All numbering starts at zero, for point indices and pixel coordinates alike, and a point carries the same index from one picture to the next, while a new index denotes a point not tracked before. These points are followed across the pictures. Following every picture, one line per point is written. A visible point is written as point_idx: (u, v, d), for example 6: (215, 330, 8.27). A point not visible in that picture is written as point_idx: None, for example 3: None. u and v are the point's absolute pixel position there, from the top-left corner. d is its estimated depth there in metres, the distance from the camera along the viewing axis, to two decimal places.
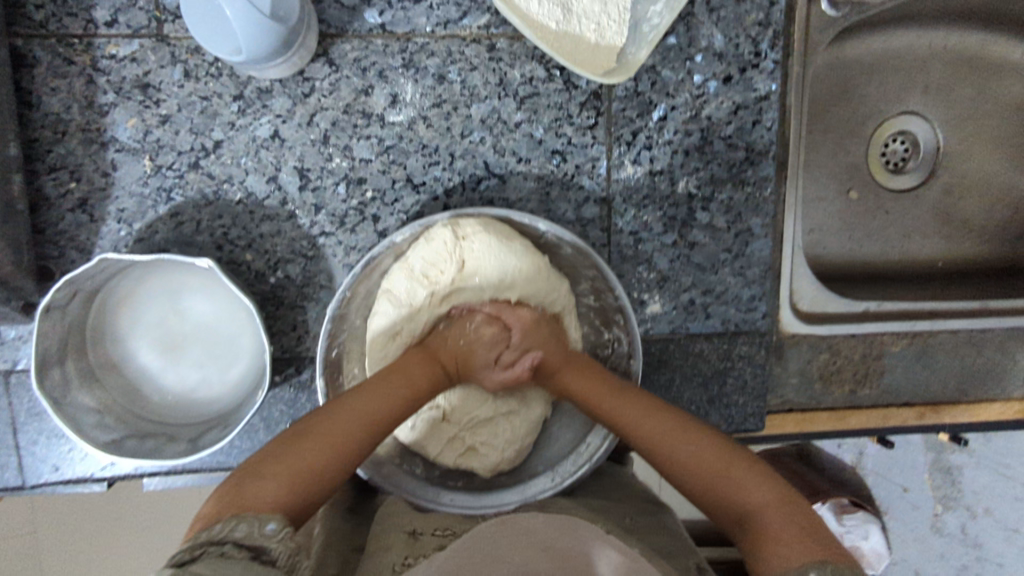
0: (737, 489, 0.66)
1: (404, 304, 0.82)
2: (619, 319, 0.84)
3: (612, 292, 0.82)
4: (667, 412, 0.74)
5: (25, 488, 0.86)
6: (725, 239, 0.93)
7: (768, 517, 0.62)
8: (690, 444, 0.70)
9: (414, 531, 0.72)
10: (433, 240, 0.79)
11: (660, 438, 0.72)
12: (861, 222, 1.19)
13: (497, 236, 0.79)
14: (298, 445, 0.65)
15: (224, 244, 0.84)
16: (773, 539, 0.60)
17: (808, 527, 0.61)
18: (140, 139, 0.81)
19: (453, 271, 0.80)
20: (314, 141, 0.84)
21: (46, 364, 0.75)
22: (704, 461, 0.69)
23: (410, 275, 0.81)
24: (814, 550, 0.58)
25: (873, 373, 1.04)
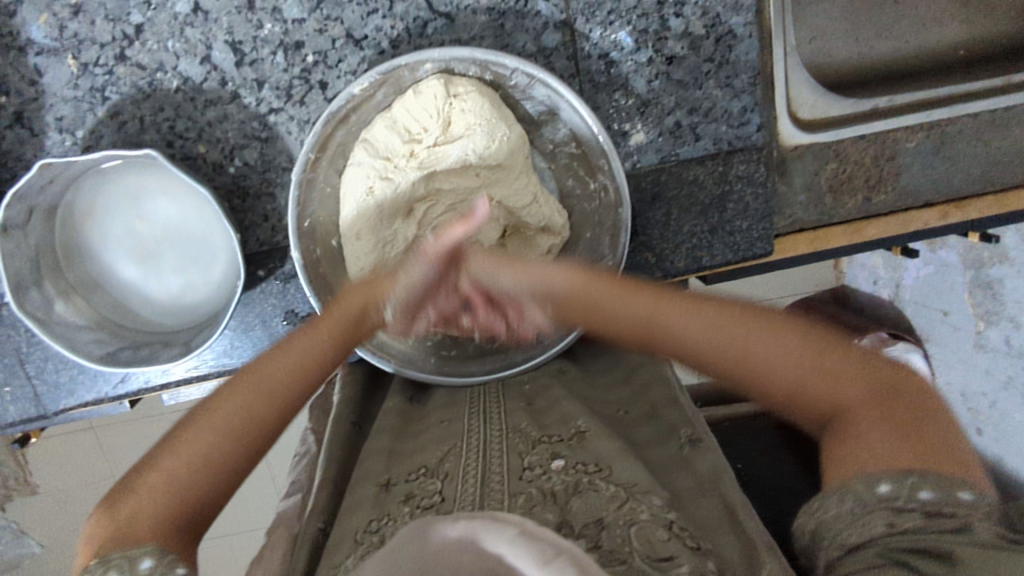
0: (828, 385, 0.54)
1: (380, 155, 0.76)
2: (603, 165, 0.77)
3: (595, 138, 0.76)
4: (737, 303, 0.61)
5: (51, 415, 0.89)
6: (706, 47, 0.84)
7: (862, 414, 0.52)
8: (783, 340, 0.57)
9: (390, 479, 0.66)
10: (422, 92, 0.74)
11: (742, 341, 0.57)
12: (867, 19, 1.07)
13: (473, 95, 0.74)
14: (185, 438, 0.57)
15: (174, 139, 0.80)
16: (856, 439, 0.50)
17: (902, 422, 0.50)
18: (57, 37, 0.76)
19: (438, 132, 0.75)
20: (239, 8, 0.77)
21: (22, 287, 0.74)
22: (799, 355, 0.56)
23: (391, 130, 0.76)
24: (904, 443, 0.48)
25: (889, 176, 0.95)
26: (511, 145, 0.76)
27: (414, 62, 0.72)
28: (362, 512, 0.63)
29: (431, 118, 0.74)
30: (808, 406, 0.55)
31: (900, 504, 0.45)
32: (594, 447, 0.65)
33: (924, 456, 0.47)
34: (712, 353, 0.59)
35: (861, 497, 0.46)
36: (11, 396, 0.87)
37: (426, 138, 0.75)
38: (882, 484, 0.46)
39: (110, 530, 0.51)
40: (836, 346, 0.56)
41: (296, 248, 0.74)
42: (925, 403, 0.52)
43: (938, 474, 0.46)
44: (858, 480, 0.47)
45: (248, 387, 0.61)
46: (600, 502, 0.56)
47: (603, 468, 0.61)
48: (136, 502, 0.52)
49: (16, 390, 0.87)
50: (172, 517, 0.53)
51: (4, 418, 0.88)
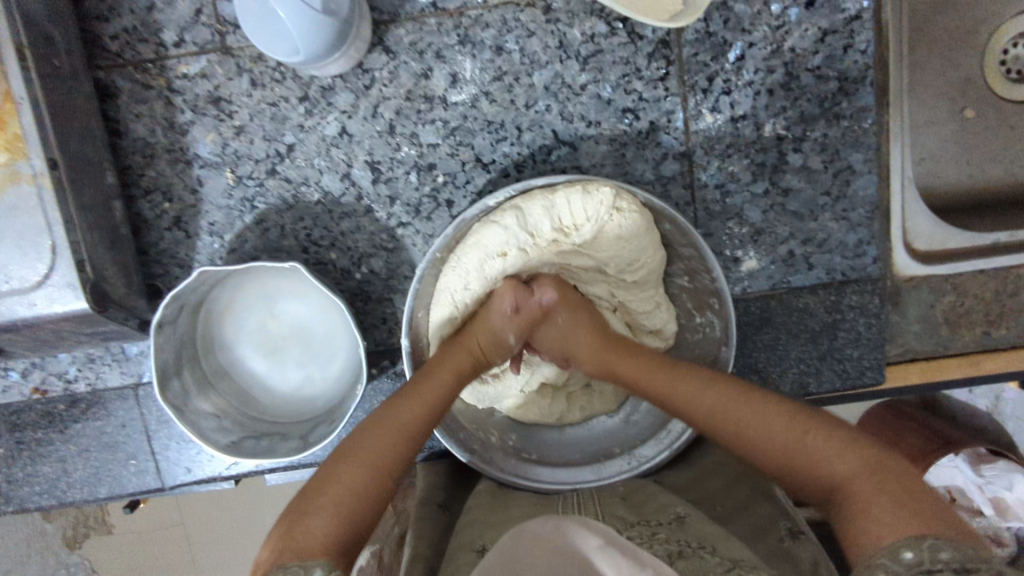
0: (822, 470, 0.60)
1: (527, 228, 0.76)
2: (715, 303, 0.79)
3: (709, 274, 0.78)
4: (743, 390, 0.69)
5: (167, 489, 0.93)
6: (823, 180, 0.85)
7: (860, 491, 0.57)
8: (775, 431, 0.64)
9: (485, 544, 0.69)
10: (594, 194, 0.74)
11: (739, 428, 0.66)
12: (979, 143, 1.07)
13: (634, 215, 0.74)
14: (340, 468, 0.64)
15: (310, 246, 0.86)
16: (859, 510, 0.56)
17: (901, 498, 0.55)
18: (220, 153, 0.84)
19: (589, 234, 0.76)
20: (381, 132, 0.84)
21: (167, 376, 0.80)
22: (791, 443, 0.63)
23: (550, 219, 0.76)
24: (905, 517, 0.53)
25: (1011, 311, 0.92)
26: (651, 263, 0.79)
27: (550, 184, 0.77)
28: (461, 574, 0.64)
29: (586, 223, 0.75)
30: (814, 482, 0.61)
31: (927, 566, 0.49)
32: (695, 531, 0.69)
33: (926, 525, 0.52)
34: (730, 424, 0.67)
35: (892, 568, 0.50)
36: (136, 467, 0.93)
37: (574, 237, 0.77)
38: (905, 551, 0.50)
39: (275, 552, 0.56)
40: (831, 433, 0.62)
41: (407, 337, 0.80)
42: (908, 476, 0.58)
43: (948, 540, 0.50)
44: (877, 551, 0.52)
45: (383, 432, 0.68)
46: (707, 565, 0.60)
47: (707, 546, 0.65)
48: (310, 526, 0.58)
49: (140, 463, 0.93)
50: (336, 540, 0.58)
51: (122, 489, 0.94)
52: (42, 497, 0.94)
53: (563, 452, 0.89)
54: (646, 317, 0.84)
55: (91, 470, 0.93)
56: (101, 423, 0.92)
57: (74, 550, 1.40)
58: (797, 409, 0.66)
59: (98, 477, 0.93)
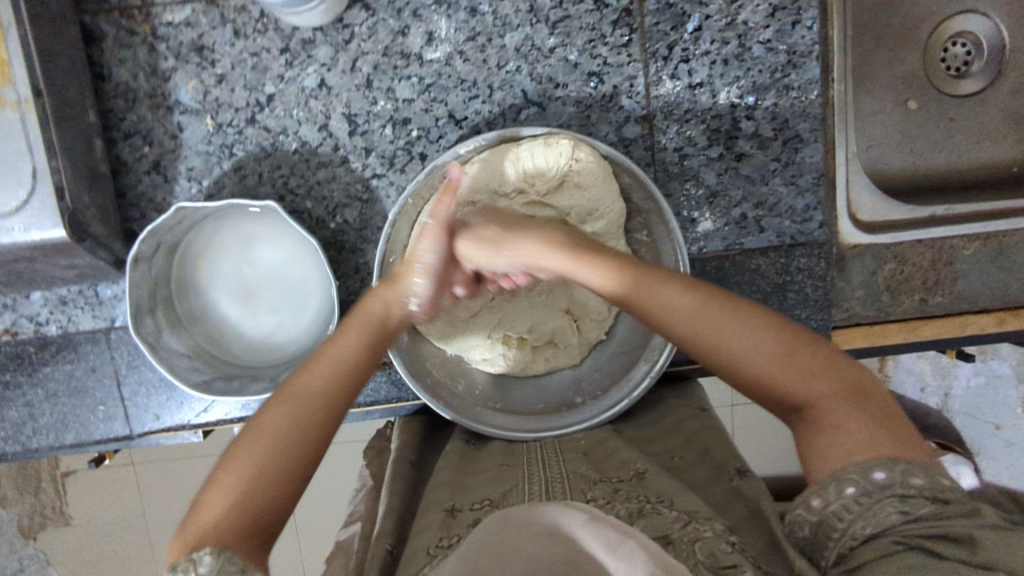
0: (797, 384, 0.63)
1: (493, 179, 0.83)
2: (670, 251, 0.84)
3: (666, 224, 0.82)
4: (722, 298, 0.67)
5: (134, 437, 0.94)
6: (774, 148, 0.91)
7: (832, 408, 0.62)
8: (757, 339, 0.65)
9: (454, 505, 0.71)
10: (553, 146, 0.79)
11: (724, 339, 0.65)
12: (920, 131, 1.15)
13: (591, 163, 0.79)
14: (263, 433, 0.62)
15: (286, 195, 0.89)
16: (836, 429, 0.60)
17: (874, 418, 0.60)
18: (201, 100, 0.87)
19: (552, 184, 0.82)
20: (358, 85, 0.88)
21: (140, 312, 0.82)
22: (774, 357, 0.64)
23: (514, 168, 0.82)
24: (878, 440, 0.58)
25: (946, 280, 0.99)
26: (611, 216, 0.83)
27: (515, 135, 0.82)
28: (428, 535, 0.66)
29: (546, 173, 0.81)
30: (781, 395, 0.64)
31: (899, 492, 0.54)
32: (653, 484, 0.71)
33: (897, 445, 0.58)
34: (714, 338, 0.66)
35: (862, 486, 0.56)
36: (104, 413, 0.94)
37: (538, 186, 0.82)
38: (876, 472, 0.56)
39: (187, 542, 0.56)
40: (808, 347, 0.65)
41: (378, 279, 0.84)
42: (876, 392, 0.63)
43: (919, 465, 0.56)
44: (848, 469, 0.57)
45: (310, 385, 0.66)
46: (666, 521, 0.63)
47: (665, 500, 0.67)
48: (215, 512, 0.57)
49: (109, 409, 0.94)
50: (252, 516, 0.58)
51: (89, 435, 0.94)
52: (5, 443, 0.94)
53: (527, 403, 0.92)
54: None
55: (58, 416, 0.94)
56: (70, 366, 0.93)
57: (30, 541, 1.43)
58: (780, 319, 0.66)
59: (64, 422, 0.94)
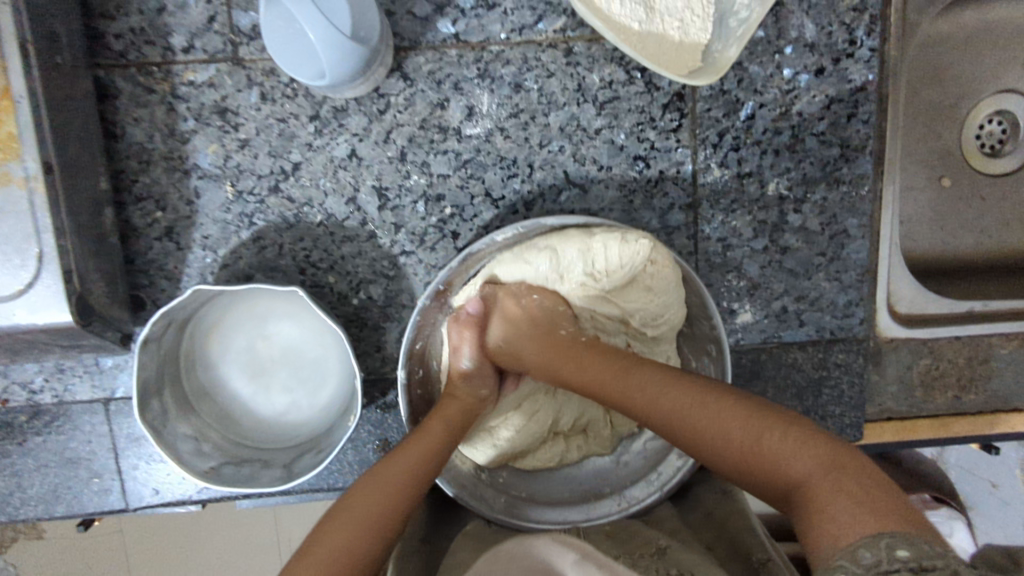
0: (779, 464, 0.60)
1: (558, 268, 0.77)
2: (713, 349, 0.79)
3: (709, 320, 0.78)
4: (697, 384, 0.68)
5: (129, 510, 0.89)
6: (820, 242, 0.88)
7: (817, 489, 0.57)
8: (727, 429, 0.63)
9: None
10: (630, 244, 0.72)
11: (698, 426, 0.65)
12: (955, 212, 1.11)
13: (667, 269, 0.73)
14: (334, 527, 0.63)
15: (308, 268, 0.84)
16: (820, 512, 0.55)
17: (859, 497, 0.55)
18: (221, 165, 0.82)
19: (620, 280, 0.76)
20: (391, 158, 0.83)
21: (146, 396, 0.76)
22: (746, 443, 0.62)
23: (582, 259, 0.75)
24: (865, 518, 0.53)
25: (981, 377, 0.97)
26: (674, 320, 0.78)
27: (559, 224, 0.77)
28: None
29: (618, 269, 0.74)
30: (772, 483, 0.60)
31: (884, 568, 0.48)
32: (676, 560, 0.71)
33: (886, 523, 0.52)
34: (688, 425, 0.66)
35: (851, 571, 0.49)
36: (99, 487, 0.88)
37: (604, 280, 0.76)
38: (865, 553, 0.50)
39: None
40: (786, 426, 0.62)
41: (403, 368, 0.77)
42: (865, 469, 0.58)
43: (905, 538, 0.50)
44: (839, 555, 0.51)
45: (382, 485, 0.67)
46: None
47: None
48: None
49: (104, 481, 0.88)
50: None
51: (81, 507, 0.88)
52: None
53: (552, 492, 0.87)
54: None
55: (49, 486, 0.88)
56: (66, 437, 0.87)
57: None
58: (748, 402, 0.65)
59: (55, 493, 0.88)
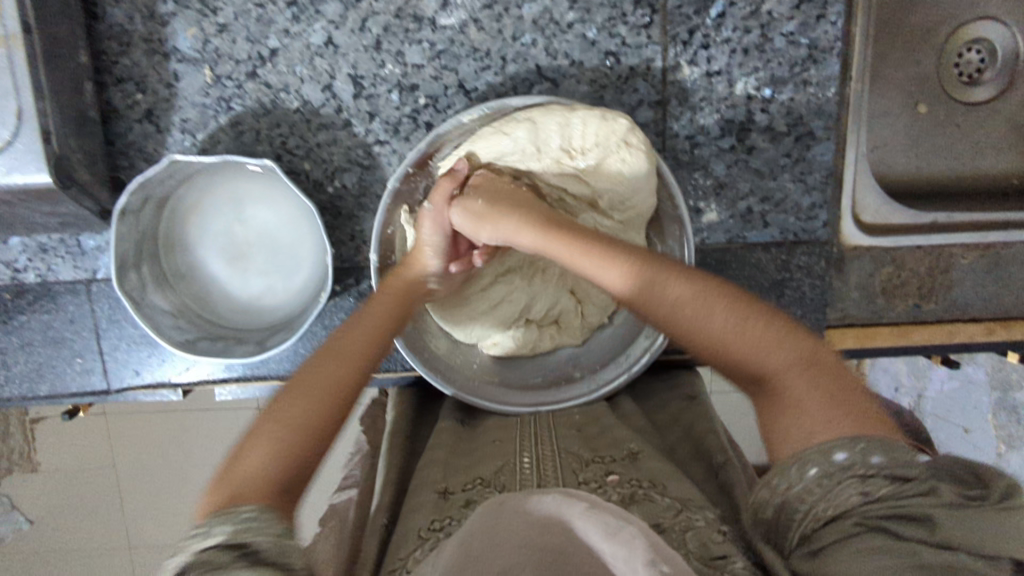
0: (752, 355, 0.56)
1: (535, 142, 0.77)
2: (676, 229, 0.82)
3: (672, 201, 0.81)
4: (684, 268, 0.62)
5: (111, 392, 0.92)
6: (786, 143, 0.90)
7: (792, 380, 0.54)
8: (712, 313, 0.58)
9: (447, 488, 0.68)
10: (609, 121, 0.74)
11: (678, 308, 0.60)
12: (928, 134, 1.13)
13: (641, 153, 0.75)
14: (296, 398, 0.57)
15: (284, 154, 0.86)
16: (795, 404, 0.53)
17: (837, 395, 0.53)
18: (200, 48, 0.83)
19: (593, 160, 0.78)
20: (366, 47, 0.84)
21: (124, 267, 0.79)
22: (722, 326, 0.58)
23: (559, 136, 0.76)
24: (847, 420, 0.51)
25: (941, 287, 0.99)
26: (641, 209, 0.81)
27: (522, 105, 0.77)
28: (420, 516, 0.64)
29: (593, 147, 0.77)
30: (740, 367, 0.57)
31: (859, 472, 0.47)
32: (647, 467, 0.69)
33: (861, 424, 0.50)
34: (667, 311, 0.61)
35: (824, 467, 0.48)
36: (82, 366, 0.91)
37: (579, 158, 0.79)
38: (873, 455, 0.48)
39: (224, 495, 0.49)
40: (767, 314, 0.58)
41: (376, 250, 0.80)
42: (839, 367, 0.55)
43: (880, 441, 0.49)
44: (807, 450, 0.50)
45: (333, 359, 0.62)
46: (657, 509, 0.60)
47: (657, 485, 0.65)
48: (246, 467, 0.51)
49: (86, 362, 0.91)
50: (281, 478, 0.52)
51: (65, 388, 0.92)
52: None
53: (524, 377, 0.92)
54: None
55: (33, 365, 0.91)
56: (49, 316, 0.90)
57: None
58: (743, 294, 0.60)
59: (40, 372, 0.91)
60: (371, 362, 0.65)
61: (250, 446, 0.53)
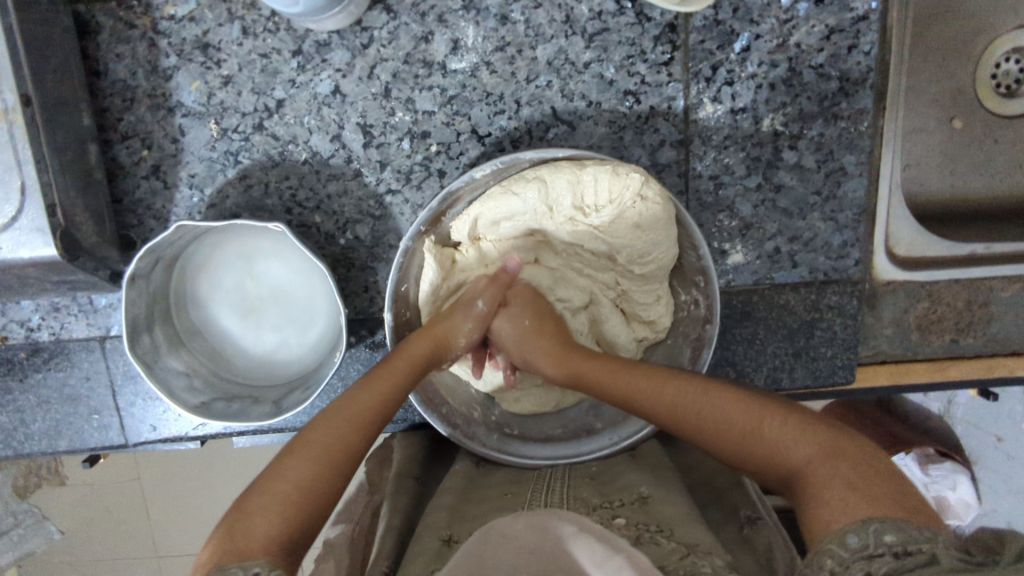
0: (773, 454, 0.57)
1: (546, 202, 0.75)
2: (699, 281, 0.79)
3: (696, 252, 0.77)
4: (697, 380, 0.67)
5: (129, 445, 0.91)
6: (815, 180, 0.86)
7: (816, 474, 0.54)
8: (726, 417, 0.62)
9: (451, 534, 0.68)
10: (620, 176, 0.71)
11: (695, 416, 0.64)
12: (965, 153, 1.07)
13: (657, 206, 0.71)
14: (298, 456, 0.59)
15: (294, 208, 0.84)
16: (816, 497, 0.52)
17: (860, 483, 0.51)
18: (205, 102, 0.81)
19: (609, 216, 0.74)
20: (375, 94, 0.81)
21: (136, 331, 0.77)
22: (742, 426, 0.60)
23: (570, 194, 0.74)
24: (867, 505, 0.49)
25: (979, 322, 0.95)
26: (663, 260, 0.76)
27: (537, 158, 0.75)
28: (420, 562, 0.65)
29: (607, 205, 0.73)
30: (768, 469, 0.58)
31: (871, 551, 0.46)
32: (656, 512, 0.68)
33: (882, 508, 0.49)
34: (685, 420, 0.65)
35: (838, 555, 0.47)
36: (99, 422, 0.90)
37: (594, 217, 0.75)
38: (885, 534, 0.46)
39: (223, 548, 0.51)
40: (784, 413, 0.60)
41: (389, 311, 0.78)
42: (869, 459, 0.54)
43: (897, 521, 0.47)
44: (825, 536, 0.49)
45: (341, 418, 0.63)
46: (665, 552, 0.58)
47: (666, 530, 0.63)
48: (251, 524, 0.53)
49: (103, 419, 0.90)
50: (282, 538, 0.53)
51: (83, 443, 0.91)
52: None
53: (547, 428, 0.90)
54: (644, 309, 0.82)
55: (51, 423, 0.90)
56: (64, 374, 0.89)
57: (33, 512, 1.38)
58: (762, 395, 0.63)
59: (57, 429, 0.90)
60: (385, 412, 0.67)
61: (247, 503, 0.55)
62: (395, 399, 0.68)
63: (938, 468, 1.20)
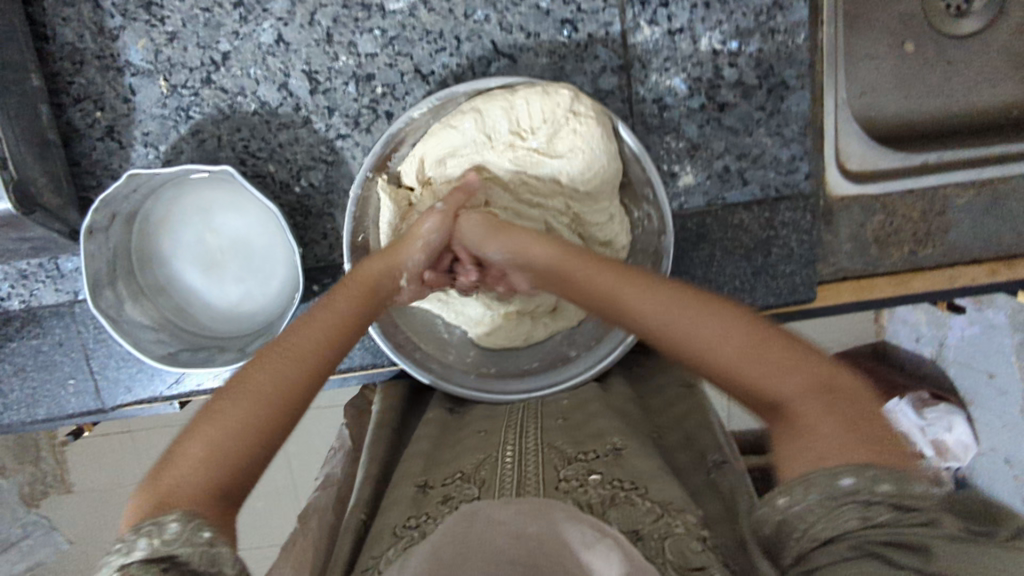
0: (757, 374, 0.53)
1: (484, 131, 0.77)
2: (648, 193, 0.80)
3: (640, 166, 0.79)
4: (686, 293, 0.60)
5: (108, 410, 0.93)
6: (758, 97, 0.87)
7: (802, 406, 0.51)
8: (712, 331, 0.56)
9: (427, 482, 0.67)
10: (551, 95, 0.74)
11: (687, 333, 0.57)
12: (917, 75, 1.06)
13: (590, 121, 0.74)
14: (248, 396, 0.55)
15: (248, 159, 0.86)
16: (807, 430, 0.50)
17: (849, 421, 0.49)
18: (152, 60, 0.83)
19: (544, 140, 0.77)
20: (317, 40, 0.83)
21: (98, 285, 0.79)
22: (728, 345, 0.55)
23: (506, 120, 0.76)
24: (858, 446, 0.47)
25: (937, 230, 0.94)
26: (607, 175, 0.77)
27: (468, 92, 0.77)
28: (398, 510, 0.63)
29: (542, 125, 0.76)
30: (746, 391, 0.54)
31: (862, 498, 0.44)
32: (631, 466, 0.63)
33: (873, 451, 0.47)
34: (669, 333, 0.58)
35: (828, 493, 0.45)
36: (75, 388, 0.92)
37: (532, 138, 0.77)
38: (881, 482, 0.44)
39: (156, 498, 0.49)
40: (772, 334, 0.56)
41: (348, 258, 0.78)
42: (849, 393, 0.52)
43: (888, 467, 0.46)
44: (814, 474, 0.47)
45: (291, 355, 0.60)
46: (637, 515, 0.55)
47: (640, 486, 0.59)
48: (187, 471, 0.51)
49: (79, 383, 0.92)
50: (223, 482, 0.51)
51: (62, 410, 0.93)
52: None
53: (521, 363, 0.92)
54: (599, 229, 0.82)
55: (28, 390, 0.92)
56: (37, 340, 0.91)
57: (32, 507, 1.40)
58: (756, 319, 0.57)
59: (35, 397, 0.92)
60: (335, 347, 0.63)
61: (183, 449, 0.52)
62: (343, 328, 0.65)
63: (933, 411, 1.24)
